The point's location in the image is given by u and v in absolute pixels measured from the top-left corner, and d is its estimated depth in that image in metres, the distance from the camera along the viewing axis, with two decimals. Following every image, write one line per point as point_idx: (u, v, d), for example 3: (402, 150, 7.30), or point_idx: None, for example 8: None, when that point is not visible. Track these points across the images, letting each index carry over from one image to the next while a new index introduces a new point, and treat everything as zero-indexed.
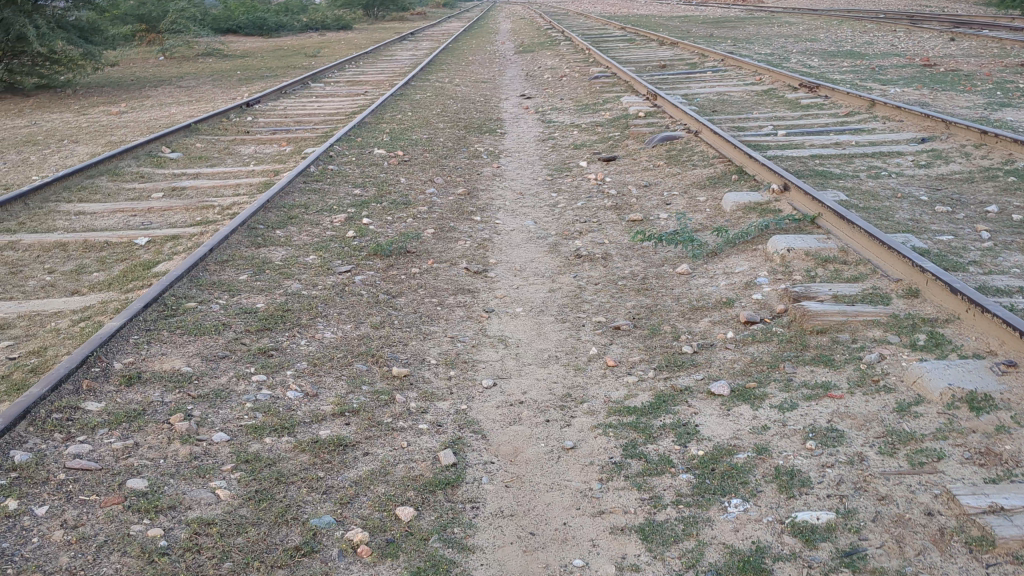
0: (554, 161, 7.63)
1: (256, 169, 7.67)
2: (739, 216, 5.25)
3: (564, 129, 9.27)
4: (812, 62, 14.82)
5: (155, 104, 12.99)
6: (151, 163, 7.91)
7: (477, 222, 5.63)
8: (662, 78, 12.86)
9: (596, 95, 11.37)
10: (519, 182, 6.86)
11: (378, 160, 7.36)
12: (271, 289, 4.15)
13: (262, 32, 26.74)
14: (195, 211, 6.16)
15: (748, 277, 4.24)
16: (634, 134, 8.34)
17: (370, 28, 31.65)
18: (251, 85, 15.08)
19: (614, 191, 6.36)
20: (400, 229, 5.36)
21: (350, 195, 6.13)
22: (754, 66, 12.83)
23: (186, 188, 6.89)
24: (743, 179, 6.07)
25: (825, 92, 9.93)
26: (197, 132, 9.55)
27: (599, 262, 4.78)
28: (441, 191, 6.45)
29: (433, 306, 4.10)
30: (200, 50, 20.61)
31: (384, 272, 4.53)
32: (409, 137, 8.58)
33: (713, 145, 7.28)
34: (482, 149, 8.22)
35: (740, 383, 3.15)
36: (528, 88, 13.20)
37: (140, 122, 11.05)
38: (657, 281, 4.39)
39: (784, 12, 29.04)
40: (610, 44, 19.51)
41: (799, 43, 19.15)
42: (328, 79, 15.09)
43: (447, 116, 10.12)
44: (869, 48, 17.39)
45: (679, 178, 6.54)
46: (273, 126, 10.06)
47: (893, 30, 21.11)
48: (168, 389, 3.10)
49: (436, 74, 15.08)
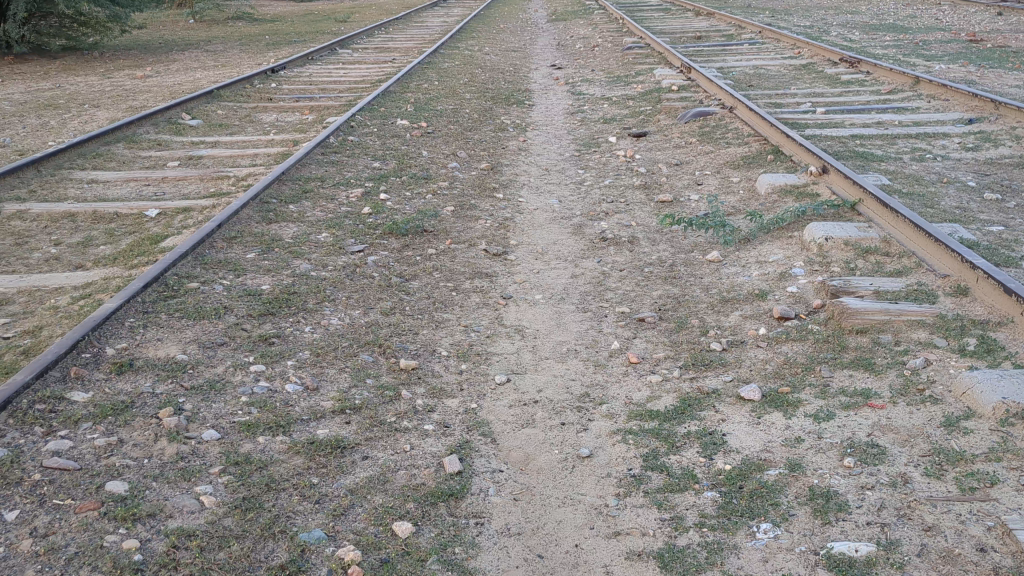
0: (583, 136, 7.37)
1: (277, 138, 7.47)
2: (775, 199, 4.98)
3: (594, 101, 8.98)
4: (852, 35, 14.37)
5: (181, 68, 12.82)
6: (170, 130, 7.74)
7: (499, 200, 5.41)
8: (697, 50, 12.50)
9: (629, 67, 11.05)
10: (545, 158, 6.61)
11: (400, 132, 7.13)
12: (278, 270, 3.95)
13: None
14: (210, 181, 5.97)
15: (783, 267, 3.99)
16: (666, 109, 8.05)
17: None
18: (278, 50, 14.86)
19: (644, 169, 6.09)
20: (418, 206, 5.15)
21: (369, 168, 5.92)
22: (793, 39, 12.43)
23: (203, 157, 6.71)
24: (780, 160, 5.79)
25: (867, 67, 9.56)
26: (219, 99, 9.37)
27: (624, 246, 4.54)
28: (464, 165, 6.22)
29: (448, 291, 3.89)
30: (230, 14, 20.41)
31: (399, 253, 4.32)
32: (435, 107, 8.34)
33: (748, 123, 6.99)
34: (509, 121, 7.97)
35: (772, 387, 2.91)
36: (559, 58, 12.89)
37: (163, 87, 10.87)
38: (685, 269, 4.16)
39: None
40: (645, 13, 19.08)
41: (839, 16, 18.64)
42: (356, 46, 14.84)
43: (474, 86, 9.86)
44: (913, 22, 16.85)
45: (713, 157, 6.26)
46: (297, 93, 9.85)
47: (938, 3, 20.47)
48: (161, 379, 2.92)
49: (465, 41, 14.79)
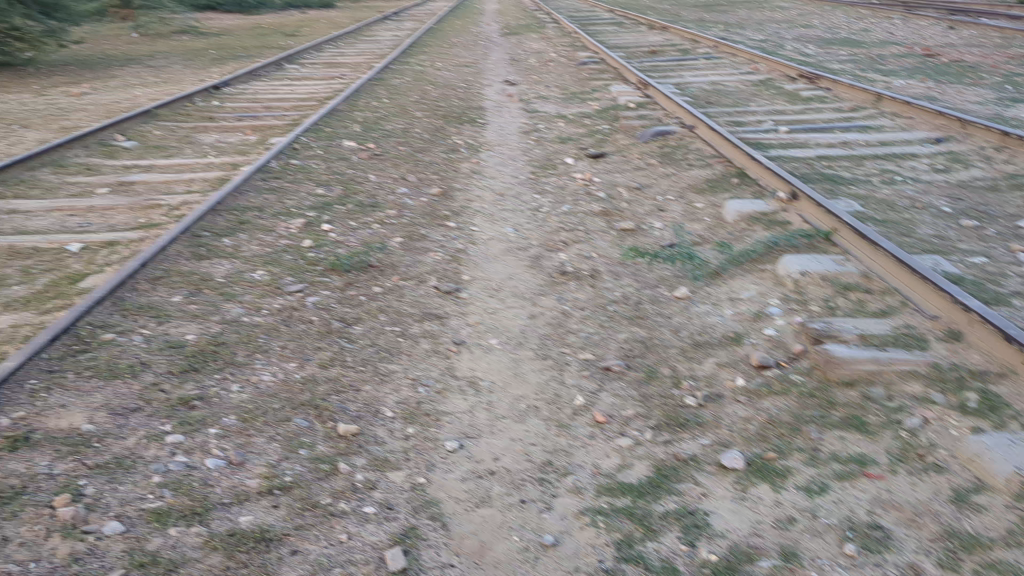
0: (539, 157, 7.06)
1: (215, 161, 7.07)
2: (743, 228, 4.71)
3: (549, 120, 8.70)
4: (808, 50, 14.30)
5: (120, 85, 12.32)
6: (101, 153, 7.29)
7: (451, 229, 5.08)
8: (652, 65, 12.31)
9: (584, 83, 10.80)
10: (500, 181, 6.29)
11: (347, 154, 6.77)
12: (207, 316, 3.58)
13: (243, 10, 25.95)
14: (141, 211, 5.55)
15: (758, 306, 3.72)
16: (624, 128, 7.79)
17: (353, 6, 30.84)
18: (223, 65, 14.40)
19: (604, 193, 5.81)
20: (365, 237, 4.80)
21: (313, 195, 5.55)
22: (749, 54, 12.29)
23: (135, 183, 6.28)
24: (746, 184, 5.54)
25: (826, 83, 9.40)
26: (156, 118, 8.92)
27: (586, 281, 4.23)
28: (414, 190, 5.89)
29: (396, 337, 3.55)
30: (175, 28, 19.88)
31: (343, 292, 3.97)
32: (384, 127, 7.99)
33: (710, 143, 6.74)
34: (461, 141, 7.64)
35: (756, 453, 2.61)
36: (513, 73, 12.61)
37: (99, 105, 10.38)
38: (653, 308, 3.86)
39: None
40: (598, 27, 18.93)
41: (792, 29, 18.64)
42: (304, 61, 14.42)
43: (426, 103, 9.53)
44: (866, 35, 16.86)
45: (675, 180, 5.99)
46: (239, 112, 9.43)
47: (889, 16, 20.58)
48: (61, 456, 2.53)
49: (417, 56, 14.46)
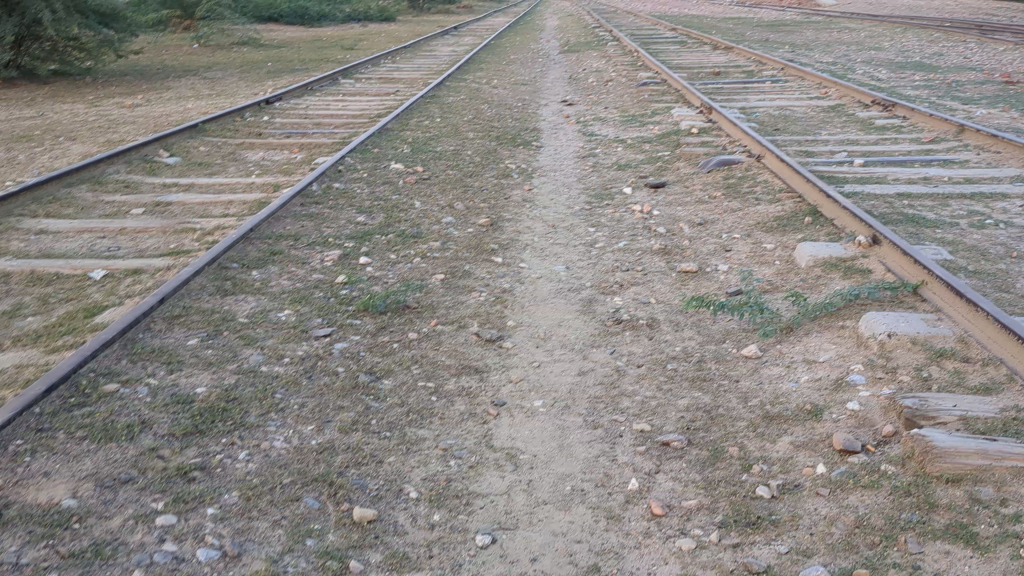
0: (594, 185, 6.68)
1: (259, 181, 6.80)
2: (818, 275, 4.27)
3: (607, 144, 8.32)
4: (880, 74, 13.75)
5: (174, 96, 12.22)
6: (143, 169, 7.07)
7: (497, 265, 4.71)
8: (716, 87, 11.88)
9: (645, 105, 10.41)
10: (552, 211, 5.92)
11: (393, 178, 6.46)
12: (222, 363, 3.24)
13: (305, 22, 26.03)
14: (172, 235, 5.27)
15: (839, 373, 3.29)
16: (686, 155, 7.38)
17: (414, 19, 30.81)
18: (278, 79, 14.26)
19: (663, 228, 5.40)
20: (404, 273, 4.46)
21: (353, 223, 5.23)
22: (818, 78, 11.80)
23: (172, 203, 6.02)
24: (819, 223, 5.09)
25: (902, 111, 8.90)
26: (204, 133, 8.72)
27: (642, 332, 3.83)
28: (461, 220, 5.54)
29: (430, 393, 3.19)
30: (236, 39, 19.90)
31: (374, 337, 3.62)
32: (434, 148, 7.68)
33: (778, 175, 6.30)
34: (513, 165, 7.29)
35: (843, 569, 2.20)
36: (571, 93, 12.26)
37: (149, 118, 10.24)
38: (717, 368, 3.44)
39: (844, 19, 27.85)
40: (660, 45, 18.55)
41: (862, 52, 18.06)
42: (359, 76, 14.23)
43: (479, 123, 9.22)
44: (940, 60, 16.24)
45: (741, 215, 5.56)
46: (288, 129, 9.20)
47: (964, 40, 19.89)
48: (33, 540, 2.19)
49: (472, 73, 14.19)
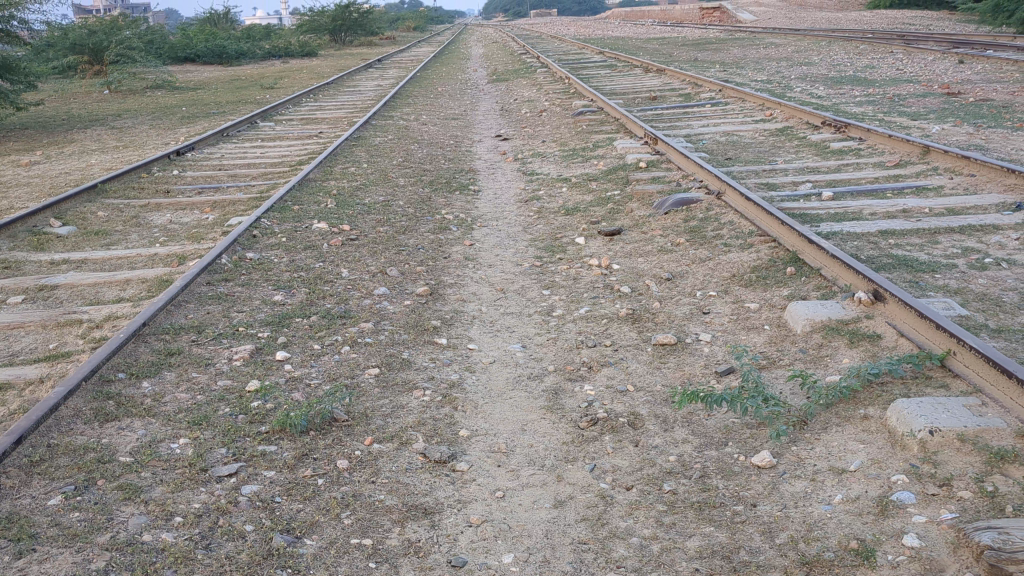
0: (542, 235, 6.02)
1: (164, 249, 6.00)
2: (820, 348, 3.64)
3: (550, 183, 7.68)
4: (818, 91, 13.40)
5: (78, 151, 11.28)
6: (31, 243, 6.22)
7: (442, 349, 4.00)
8: (655, 114, 11.38)
9: (584, 137, 9.84)
10: (498, 272, 5.23)
11: (316, 240, 5.70)
12: (89, 534, 2.46)
13: (223, 61, 25.06)
14: (53, 330, 4.44)
15: (880, 490, 2.63)
16: (638, 194, 6.77)
17: (338, 53, 30.06)
18: (191, 125, 13.37)
19: (628, 287, 4.75)
20: (331, 370, 3.71)
21: (269, 304, 4.47)
22: (760, 99, 11.37)
23: (58, 287, 5.18)
24: (804, 274, 4.47)
25: (856, 133, 8.42)
26: (104, 194, 7.86)
27: (624, 436, 3.14)
28: (396, 289, 4.82)
29: (366, 556, 2.45)
30: (149, 82, 18.91)
31: (293, 471, 2.87)
32: (361, 200, 6.96)
33: (744, 215, 5.71)
34: (451, 215, 6.60)
35: None
36: (505, 127, 11.65)
37: (46, 178, 9.32)
38: (726, 486, 2.76)
39: (767, 35, 27.87)
40: (592, 71, 18.08)
41: (792, 68, 17.83)
42: (279, 117, 13.43)
43: (409, 167, 8.52)
44: (874, 73, 16.03)
45: (711, 266, 4.93)
46: (200, 184, 8.38)
47: (891, 50, 19.84)
48: None
49: (400, 109, 13.53)
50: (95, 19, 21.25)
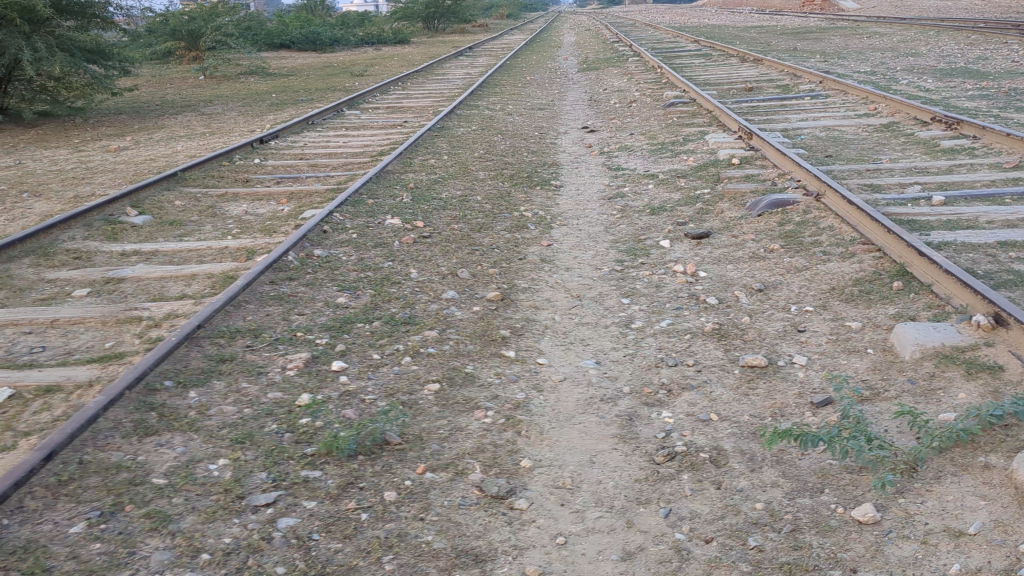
0: (625, 236, 5.67)
1: (234, 242, 5.85)
2: (933, 379, 3.23)
3: (636, 180, 7.32)
4: (926, 84, 12.69)
5: (166, 137, 11.32)
6: (105, 232, 6.14)
7: (510, 363, 3.72)
8: (750, 106, 10.88)
9: (674, 130, 9.43)
10: (576, 276, 4.92)
11: (388, 237, 5.48)
12: (107, 572, 2.25)
13: (317, 48, 25.20)
14: (112, 327, 4.29)
15: (1007, 563, 2.24)
16: (729, 195, 6.37)
17: (430, 41, 30.00)
18: (279, 112, 13.37)
19: (716, 298, 4.39)
20: (389, 384, 3.45)
21: (331, 307, 4.24)
22: (863, 92, 10.76)
23: (124, 280, 5.05)
24: (914, 292, 4.04)
25: (970, 130, 7.82)
26: (183, 183, 7.80)
27: (705, 475, 2.80)
28: (466, 293, 4.56)
29: None
30: (241, 69, 19.07)
31: (336, 502, 2.62)
32: (438, 194, 6.72)
33: (846, 220, 5.27)
34: (530, 212, 6.31)
35: None
36: (592, 117, 11.30)
37: (132, 164, 9.34)
38: (821, 545, 2.41)
39: (871, 23, 26.77)
40: (685, 60, 17.54)
41: (899, 58, 17.00)
42: (365, 105, 13.33)
43: (490, 159, 8.26)
44: (987, 65, 15.13)
45: (808, 277, 4.53)
46: (279, 173, 8.26)
47: (1005, 41, 18.75)
48: None
49: (487, 98, 13.29)
50: (193, 6, 21.59)
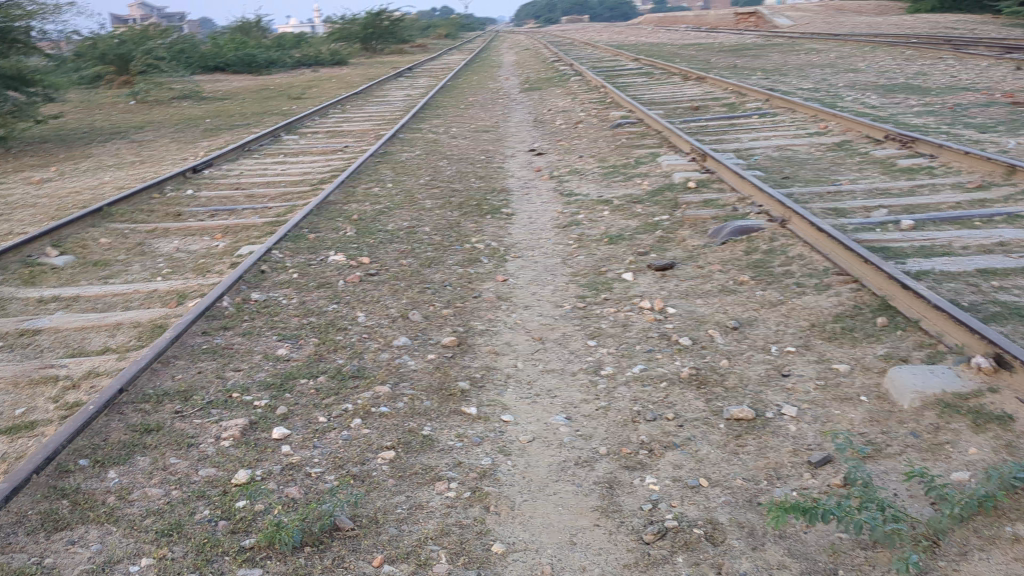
0: (585, 269, 5.36)
1: (165, 284, 5.41)
2: (938, 434, 2.95)
3: (590, 206, 7.03)
4: (871, 100, 12.66)
5: (93, 167, 10.78)
6: (23, 276, 5.66)
7: (473, 421, 3.36)
8: (700, 126, 10.70)
9: (625, 152, 9.18)
10: (536, 315, 4.58)
11: (332, 276, 5.10)
12: None
13: (254, 70, 24.68)
14: (24, 388, 3.84)
15: None
16: (690, 221, 6.11)
17: (369, 62, 29.60)
18: (213, 138, 12.87)
19: (689, 338, 4.08)
20: (338, 452, 3.07)
21: (271, 360, 3.85)
22: (813, 109, 10.64)
23: (41, 331, 4.59)
24: (902, 330, 3.77)
25: (926, 148, 7.70)
26: (110, 218, 7.32)
27: (702, 556, 2.48)
28: (419, 338, 4.19)
29: None
30: (174, 94, 18.48)
31: None
32: (384, 226, 6.36)
33: (816, 248, 5.02)
34: (482, 243, 5.98)
35: None
36: (539, 139, 11.03)
37: (55, 197, 8.80)
38: None
39: (806, 40, 27.07)
40: (629, 78, 17.41)
41: (839, 75, 17.05)
42: (304, 129, 12.89)
43: (437, 186, 7.91)
44: (927, 80, 15.21)
45: (785, 313, 4.25)
46: (213, 205, 7.81)
47: (940, 56, 18.98)
48: None
49: (430, 120, 12.95)
50: (123, 28, 20.94)
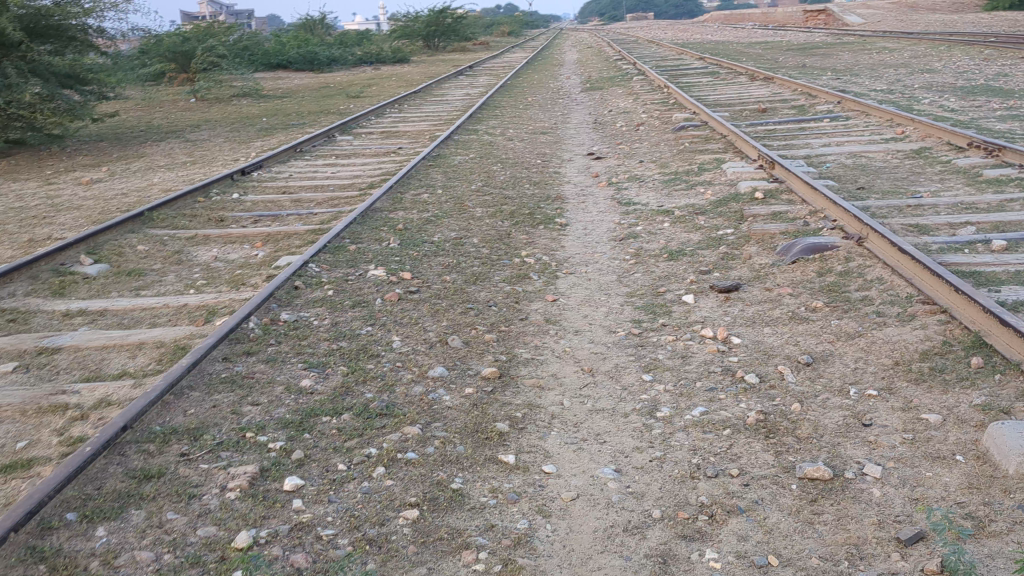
0: (643, 289, 4.96)
1: (197, 297, 5.13)
2: None
3: (650, 217, 6.60)
4: (950, 103, 11.98)
5: (145, 167, 10.65)
6: (54, 286, 5.43)
7: (511, 473, 2.99)
8: (767, 129, 10.17)
9: (688, 157, 8.73)
10: (586, 342, 4.20)
11: (369, 294, 4.77)
12: None
13: (314, 68, 24.61)
14: (32, 416, 3.56)
15: None
16: (757, 236, 5.66)
17: (429, 60, 29.36)
18: (267, 138, 12.68)
19: (758, 375, 3.66)
20: (356, 509, 2.73)
21: (294, 393, 3.52)
22: (888, 113, 10.06)
23: (60, 350, 4.32)
24: (1001, 376, 3.30)
25: (1014, 158, 7.12)
26: (151, 223, 7.09)
27: None
28: (457, 369, 3.84)
29: None
30: (233, 91, 18.41)
31: None
32: (430, 236, 6.02)
33: (898, 271, 4.53)
34: (532, 258, 5.60)
35: None
36: (598, 142, 10.61)
37: (102, 199, 8.64)
38: None
39: (879, 38, 26.16)
40: (693, 78, 16.86)
41: (915, 75, 16.30)
42: (359, 129, 12.66)
43: (488, 192, 7.56)
44: (1009, 81, 14.40)
45: (864, 349, 3.81)
46: (257, 210, 7.55)
47: (1022, 56, 18.08)
48: None
49: (487, 121, 12.60)
50: (186, 26, 20.97)
